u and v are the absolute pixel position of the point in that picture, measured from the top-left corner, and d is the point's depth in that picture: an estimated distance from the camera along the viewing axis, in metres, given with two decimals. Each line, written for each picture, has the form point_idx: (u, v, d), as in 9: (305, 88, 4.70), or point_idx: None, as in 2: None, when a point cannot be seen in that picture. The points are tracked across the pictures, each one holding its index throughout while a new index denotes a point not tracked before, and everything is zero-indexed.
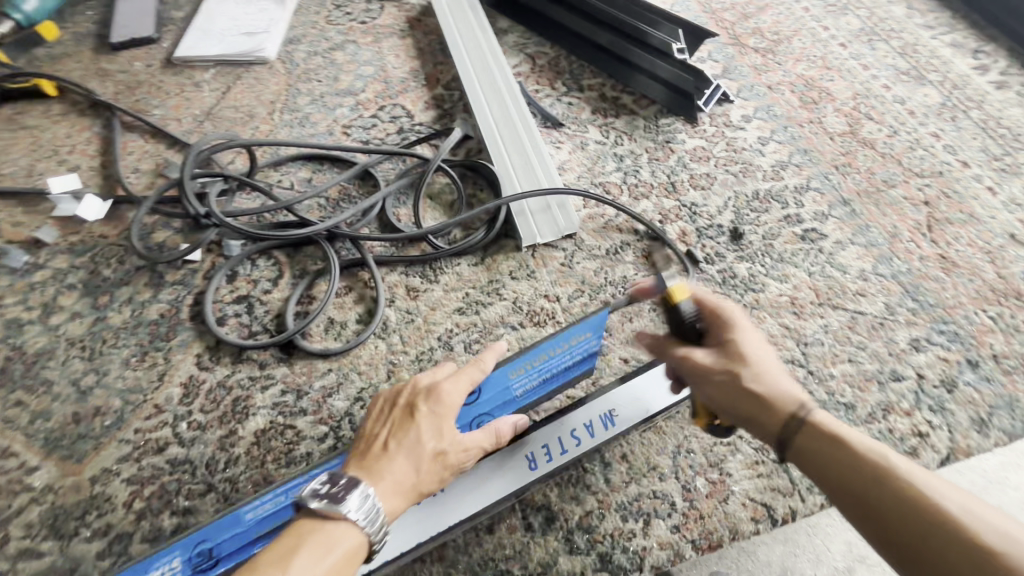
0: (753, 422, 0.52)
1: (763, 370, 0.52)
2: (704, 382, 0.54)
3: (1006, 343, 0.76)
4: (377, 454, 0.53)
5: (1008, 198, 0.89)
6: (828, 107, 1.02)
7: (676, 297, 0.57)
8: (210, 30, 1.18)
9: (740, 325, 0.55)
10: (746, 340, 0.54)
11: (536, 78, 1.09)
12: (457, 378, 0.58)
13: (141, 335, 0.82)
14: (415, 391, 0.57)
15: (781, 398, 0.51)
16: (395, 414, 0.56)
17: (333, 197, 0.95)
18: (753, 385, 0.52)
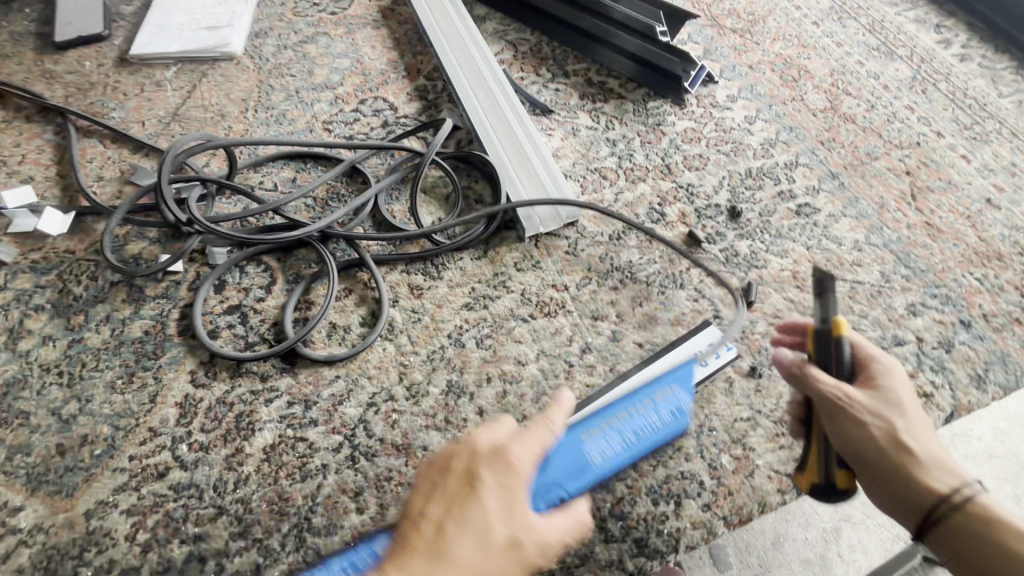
0: (886, 472, 0.54)
1: (915, 426, 0.55)
2: (855, 418, 0.55)
3: (993, 302, 0.80)
4: (435, 540, 0.50)
5: (981, 165, 0.94)
6: (808, 84, 1.04)
7: (840, 330, 0.60)
8: (167, 25, 1.10)
9: (894, 373, 0.58)
10: (905, 391, 0.57)
11: (520, 65, 1.07)
12: (523, 441, 0.55)
13: (126, 355, 0.76)
14: (474, 460, 0.54)
15: (938, 457, 0.53)
16: (455, 489, 0.53)
17: (320, 197, 0.90)
18: (912, 438, 0.54)
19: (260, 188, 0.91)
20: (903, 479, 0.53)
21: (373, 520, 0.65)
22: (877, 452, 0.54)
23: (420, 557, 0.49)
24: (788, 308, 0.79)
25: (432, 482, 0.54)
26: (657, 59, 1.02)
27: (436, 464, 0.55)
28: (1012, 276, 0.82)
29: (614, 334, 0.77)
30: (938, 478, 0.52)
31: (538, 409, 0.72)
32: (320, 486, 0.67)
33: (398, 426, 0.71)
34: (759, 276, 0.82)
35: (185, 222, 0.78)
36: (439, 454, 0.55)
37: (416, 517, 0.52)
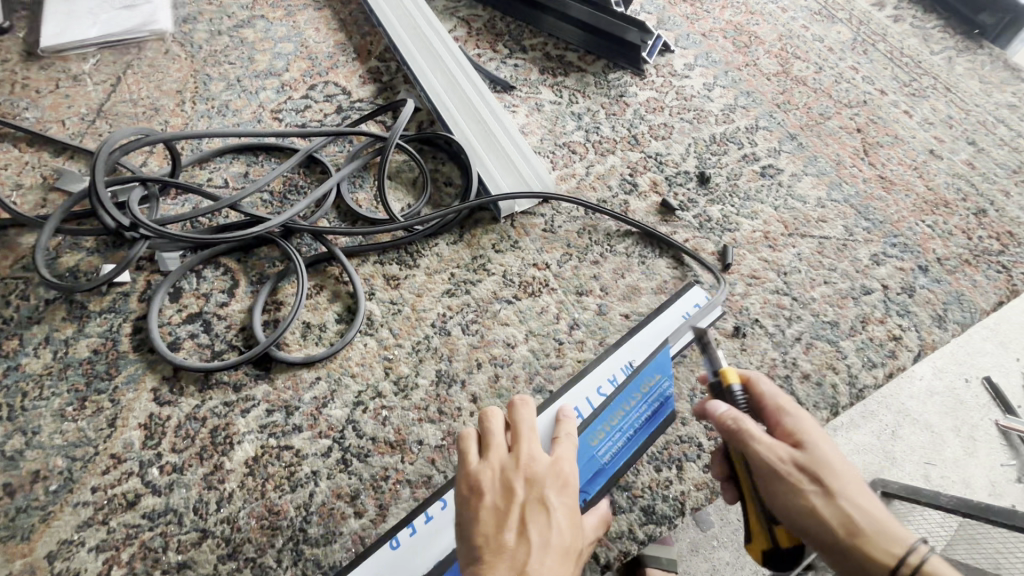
0: (836, 539, 0.50)
1: (848, 479, 0.52)
2: (791, 483, 0.52)
3: (945, 246, 0.84)
4: (513, 560, 0.48)
5: (923, 118, 0.98)
6: (759, 49, 1.06)
7: (728, 379, 0.60)
8: (75, 11, 0.99)
9: (812, 422, 0.56)
10: (828, 442, 0.54)
11: (475, 42, 1.04)
12: (571, 455, 0.57)
13: (74, 378, 0.69)
14: (534, 482, 0.53)
15: (876, 513, 0.51)
16: (524, 507, 0.52)
17: (277, 190, 0.84)
18: (848, 496, 0.51)
19: (209, 186, 0.84)
20: (850, 547, 0.50)
21: (374, 522, 0.62)
22: (820, 522, 0.50)
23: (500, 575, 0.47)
24: (763, 268, 0.81)
25: (492, 506, 0.52)
26: (613, 29, 1.01)
27: (486, 489, 0.53)
28: (959, 221, 0.87)
29: (600, 308, 0.76)
30: (881, 540, 0.50)
31: (533, 390, 0.70)
32: (313, 494, 0.63)
33: (390, 423, 0.68)
34: (733, 239, 0.83)
35: (129, 226, 0.70)
36: (489, 476, 0.54)
37: (485, 541, 0.50)
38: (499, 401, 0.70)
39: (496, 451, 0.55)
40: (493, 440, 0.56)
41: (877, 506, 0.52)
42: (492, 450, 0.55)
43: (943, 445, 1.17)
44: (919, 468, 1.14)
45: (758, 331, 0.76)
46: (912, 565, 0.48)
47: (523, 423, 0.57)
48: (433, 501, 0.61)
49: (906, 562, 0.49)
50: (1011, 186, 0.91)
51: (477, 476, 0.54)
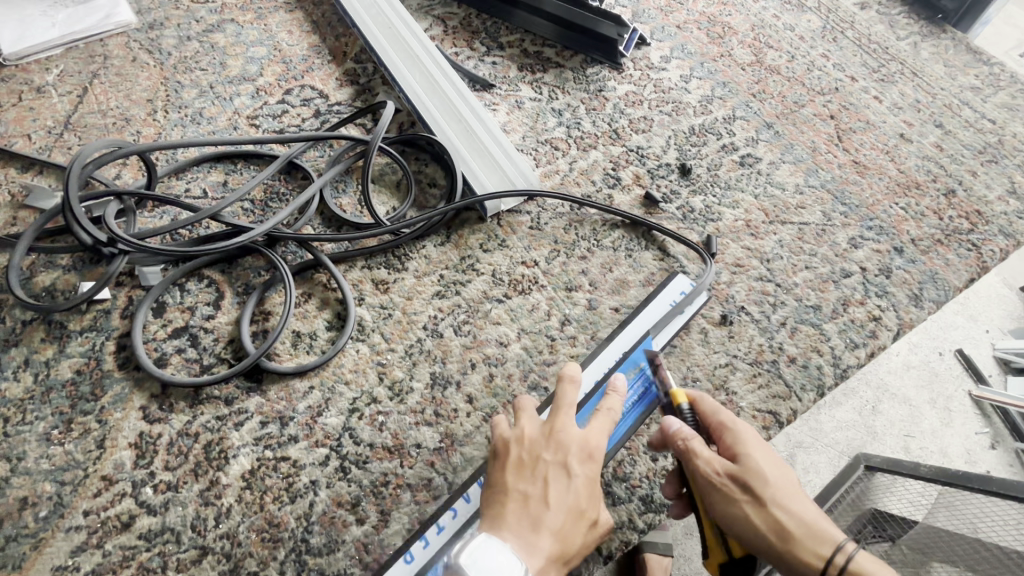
0: (769, 546, 0.55)
1: (779, 490, 0.57)
2: (725, 497, 0.57)
3: (918, 227, 0.87)
4: (527, 511, 0.54)
5: (892, 103, 1.01)
6: (733, 40, 1.08)
7: (677, 401, 0.63)
8: (25, 16, 0.96)
9: (750, 436, 0.60)
10: (761, 454, 0.59)
11: (452, 41, 1.03)
12: (601, 429, 0.59)
13: (58, 401, 0.67)
14: (561, 448, 0.57)
15: (806, 517, 0.56)
16: (546, 470, 0.56)
17: (258, 199, 0.83)
18: (779, 505, 0.56)
19: (187, 197, 0.82)
20: (780, 552, 0.55)
21: (377, 528, 0.62)
22: (754, 530, 0.56)
23: (512, 520, 0.53)
24: (746, 256, 0.83)
25: (519, 462, 0.57)
26: (589, 23, 1.01)
27: (515, 450, 0.58)
28: (930, 202, 0.90)
29: (589, 302, 0.77)
30: (812, 542, 0.55)
31: (528, 387, 0.71)
32: (313, 504, 0.63)
33: (387, 428, 0.67)
34: (717, 229, 0.85)
35: (106, 242, 0.69)
36: (520, 437, 0.59)
37: (507, 491, 0.55)
38: (495, 400, 0.70)
39: (529, 419, 0.60)
40: (527, 409, 0.61)
41: (807, 511, 0.57)
42: (525, 417, 0.61)
43: (921, 417, 1.21)
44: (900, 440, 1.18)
45: (744, 318, 0.78)
46: (838, 564, 0.54)
47: (560, 396, 0.61)
48: (444, 511, 0.62)
49: (832, 561, 0.54)
50: (977, 166, 0.95)
51: (510, 437, 0.59)
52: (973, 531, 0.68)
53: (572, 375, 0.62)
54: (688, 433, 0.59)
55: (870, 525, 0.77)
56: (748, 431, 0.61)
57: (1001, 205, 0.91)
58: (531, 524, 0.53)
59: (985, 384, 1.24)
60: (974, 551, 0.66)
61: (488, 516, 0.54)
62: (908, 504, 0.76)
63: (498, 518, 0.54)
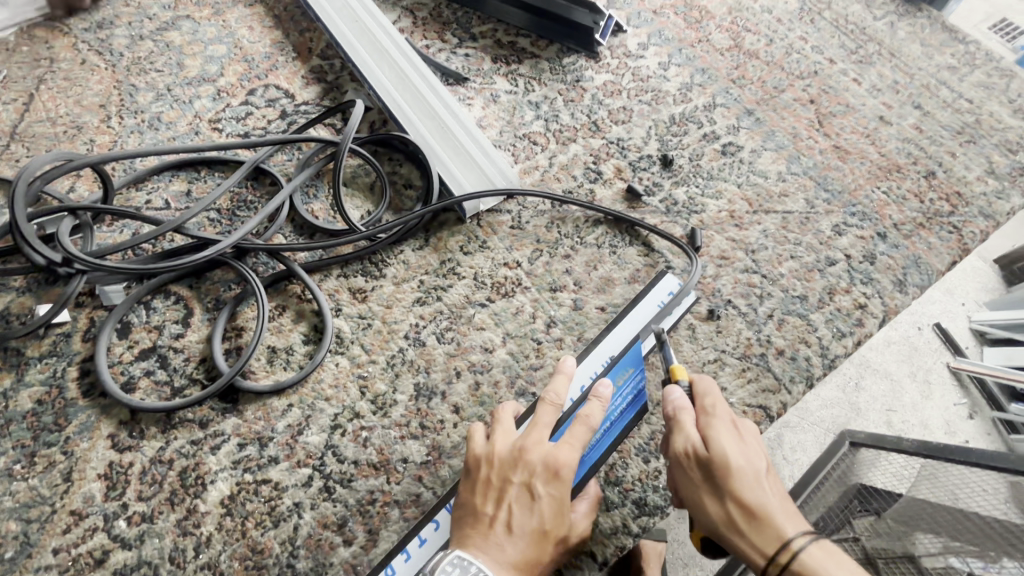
0: (719, 530, 0.55)
1: (737, 481, 0.55)
2: (685, 477, 0.58)
3: (900, 211, 0.87)
4: (492, 535, 0.52)
5: (871, 85, 1.00)
6: (710, 24, 1.05)
7: (676, 377, 0.64)
8: None
9: (727, 423, 0.59)
10: (731, 443, 0.57)
11: (422, 33, 0.99)
12: (572, 444, 0.56)
13: (18, 433, 0.63)
14: (528, 468, 0.55)
15: (762, 514, 0.54)
16: (513, 494, 0.54)
17: (225, 208, 0.79)
18: (738, 496, 0.55)
19: (149, 209, 0.78)
20: (729, 541, 0.55)
21: (365, 549, 0.60)
22: (706, 512, 0.56)
23: (478, 542, 0.53)
24: (732, 248, 0.81)
25: (487, 482, 0.55)
26: (563, 11, 0.98)
27: (484, 468, 0.56)
28: (911, 185, 0.90)
29: (575, 302, 0.75)
30: (761, 539, 0.53)
31: (515, 394, 0.69)
32: (297, 527, 0.61)
33: (371, 444, 0.65)
34: (701, 221, 0.83)
35: (61, 262, 0.64)
36: (490, 455, 0.56)
37: (475, 513, 0.54)
38: (482, 408, 0.68)
39: (501, 433, 0.58)
40: (503, 423, 0.59)
41: (766, 508, 0.54)
42: (498, 431, 0.58)
43: (902, 393, 1.21)
44: (882, 417, 1.18)
45: (732, 311, 0.77)
46: (780, 563, 0.52)
47: (536, 412, 0.58)
48: (424, 523, 0.60)
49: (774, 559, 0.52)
50: (956, 147, 0.94)
51: (480, 454, 0.57)
52: (954, 501, 0.61)
53: (552, 396, 0.59)
54: (678, 407, 0.60)
55: (855, 499, 0.69)
56: (728, 418, 0.59)
57: (981, 185, 0.91)
58: (495, 546, 0.52)
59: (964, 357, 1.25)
60: (958, 521, 0.59)
61: (456, 533, 0.54)
62: (891, 476, 0.69)
63: (466, 537, 0.53)
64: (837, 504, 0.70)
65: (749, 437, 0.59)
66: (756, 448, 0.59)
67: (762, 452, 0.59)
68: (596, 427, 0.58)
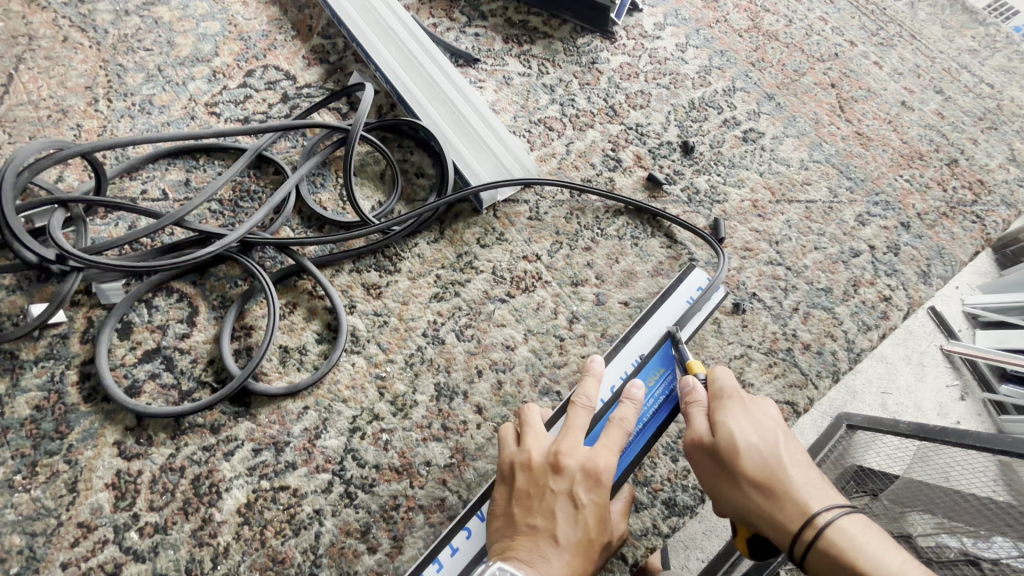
0: (744, 518, 0.50)
1: (748, 459, 0.50)
2: (699, 468, 0.54)
3: (924, 200, 0.85)
4: (538, 547, 0.50)
5: (892, 69, 0.97)
6: (728, 3, 1.01)
7: (692, 369, 0.59)
8: None
9: (734, 402, 0.54)
10: (737, 422, 0.52)
11: (429, 10, 0.93)
12: (609, 448, 0.54)
13: (17, 441, 0.60)
14: (566, 475, 0.53)
15: (781, 491, 0.49)
16: (555, 501, 0.52)
17: (227, 199, 0.74)
18: (753, 478, 0.49)
19: (145, 199, 0.73)
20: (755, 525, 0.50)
21: (390, 556, 0.59)
22: (725, 499, 0.51)
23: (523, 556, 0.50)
24: (755, 239, 0.79)
25: (525, 492, 0.53)
26: None
27: (521, 476, 0.54)
28: (934, 173, 0.88)
29: (598, 297, 0.73)
30: (783, 519, 0.48)
31: (539, 392, 0.67)
32: (319, 535, 0.59)
33: (392, 447, 0.63)
34: (723, 211, 0.81)
35: (56, 259, 0.60)
36: (526, 462, 0.54)
37: (514, 524, 0.52)
38: (506, 409, 0.66)
39: (533, 437, 0.56)
40: (533, 426, 0.57)
41: (785, 482, 0.49)
42: (531, 437, 0.56)
43: (897, 372, 0.83)
44: (876, 398, 0.81)
45: (757, 305, 0.75)
46: (807, 541, 0.46)
47: (569, 416, 0.56)
48: (456, 531, 0.56)
49: (801, 539, 0.46)
50: (978, 133, 0.93)
51: (515, 461, 0.55)
52: (946, 480, 0.56)
53: (584, 399, 0.57)
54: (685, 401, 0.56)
55: (851, 479, 0.64)
56: (737, 396, 0.54)
57: (1002, 173, 0.90)
58: (541, 558, 0.50)
59: (962, 337, 0.87)
60: (956, 501, 0.53)
61: (497, 546, 0.52)
62: (885, 456, 0.64)
63: (508, 549, 0.51)
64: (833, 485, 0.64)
65: (763, 414, 0.54)
66: (774, 424, 0.53)
67: (782, 426, 0.53)
68: (632, 430, 0.56)
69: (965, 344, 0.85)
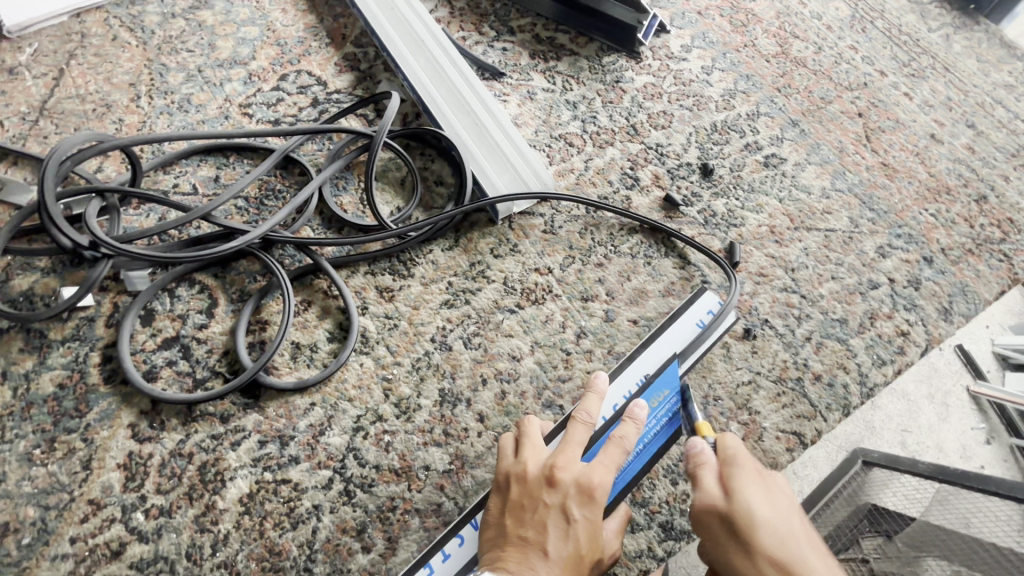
0: None
1: (766, 533, 0.48)
2: (711, 540, 0.51)
3: (949, 235, 0.84)
4: (527, 559, 0.50)
5: (922, 101, 0.96)
6: (757, 28, 1.01)
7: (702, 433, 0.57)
8: None
9: (752, 472, 0.52)
10: (754, 493, 0.51)
11: (459, 24, 0.95)
12: (605, 466, 0.54)
13: (38, 417, 0.62)
14: (560, 489, 0.53)
15: (800, 574, 0.46)
16: (548, 516, 0.52)
17: (253, 196, 0.77)
18: (771, 556, 0.47)
19: (176, 193, 0.76)
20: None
21: (384, 557, 0.59)
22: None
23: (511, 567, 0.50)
24: (771, 265, 0.79)
25: (518, 503, 0.53)
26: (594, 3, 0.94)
27: (516, 487, 0.54)
28: (961, 208, 0.86)
29: (607, 314, 0.73)
30: None
31: (542, 405, 0.68)
32: (316, 531, 0.60)
33: (393, 449, 0.64)
34: (739, 235, 0.81)
35: (87, 246, 0.63)
36: (522, 473, 0.55)
37: (506, 534, 0.52)
38: (507, 419, 0.66)
39: (531, 451, 0.56)
40: (532, 438, 0.57)
41: (803, 563, 0.47)
42: (528, 448, 0.56)
43: (918, 411, 0.79)
44: (894, 435, 0.77)
45: (768, 332, 0.74)
46: None
47: (568, 430, 0.57)
48: (449, 538, 0.57)
49: None
50: (1010, 170, 0.91)
51: (512, 471, 0.55)
52: (966, 527, 0.54)
53: (583, 415, 0.57)
54: (698, 461, 0.54)
55: (864, 519, 0.62)
56: (754, 466, 0.53)
57: None
58: (529, 570, 0.50)
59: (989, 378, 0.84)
60: (972, 550, 0.52)
61: (487, 556, 0.52)
62: (902, 497, 0.62)
63: (498, 560, 0.51)
64: (845, 523, 0.62)
65: (779, 489, 0.52)
66: (789, 502, 0.52)
67: (796, 504, 0.51)
68: (631, 450, 0.56)
69: (994, 386, 0.82)
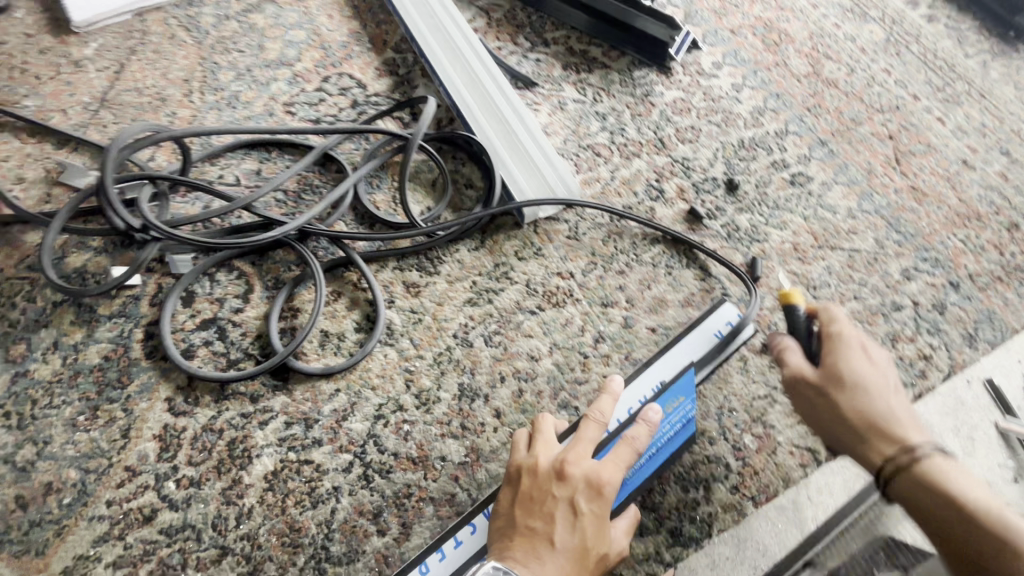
0: (840, 440, 0.56)
1: (858, 392, 0.55)
2: (800, 394, 0.59)
3: (977, 262, 0.83)
4: (534, 549, 0.52)
5: (956, 126, 0.95)
6: (789, 48, 1.01)
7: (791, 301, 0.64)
8: None
9: (854, 346, 0.58)
10: (856, 362, 0.57)
11: (496, 34, 0.99)
12: (615, 464, 0.56)
13: (84, 386, 0.66)
14: (569, 483, 0.54)
15: (885, 424, 0.54)
16: (557, 509, 0.53)
17: (292, 190, 0.81)
18: (859, 412, 0.55)
19: (220, 183, 0.81)
20: (842, 442, 0.56)
21: (397, 541, 0.61)
22: (825, 422, 0.57)
23: (518, 555, 0.52)
24: (793, 281, 0.79)
25: (528, 496, 0.55)
26: (626, 16, 0.96)
27: (526, 479, 0.56)
28: (991, 235, 0.85)
29: (626, 320, 0.75)
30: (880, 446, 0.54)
31: (558, 405, 0.69)
32: (334, 511, 0.62)
33: (412, 438, 0.66)
34: (762, 250, 0.81)
35: (138, 228, 0.67)
36: (532, 466, 0.56)
37: (514, 525, 0.54)
38: (523, 416, 0.68)
39: (543, 446, 0.58)
40: (544, 435, 0.59)
41: (888, 417, 0.54)
42: (540, 444, 0.58)
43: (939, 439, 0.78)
44: None
45: None
46: (901, 468, 0.52)
47: (580, 428, 0.58)
48: (462, 525, 0.60)
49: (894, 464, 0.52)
50: None
51: (523, 464, 0.57)
52: None
53: (596, 414, 0.59)
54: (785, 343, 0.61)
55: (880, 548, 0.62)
56: (856, 339, 0.59)
57: None
58: (536, 560, 0.51)
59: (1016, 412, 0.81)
60: None
61: (496, 546, 0.53)
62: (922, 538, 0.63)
63: (506, 549, 0.52)
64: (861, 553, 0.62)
65: (879, 358, 0.58)
66: (886, 368, 0.58)
67: (892, 370, 0.58)
68: (641, 451, 0.57)
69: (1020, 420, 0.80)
